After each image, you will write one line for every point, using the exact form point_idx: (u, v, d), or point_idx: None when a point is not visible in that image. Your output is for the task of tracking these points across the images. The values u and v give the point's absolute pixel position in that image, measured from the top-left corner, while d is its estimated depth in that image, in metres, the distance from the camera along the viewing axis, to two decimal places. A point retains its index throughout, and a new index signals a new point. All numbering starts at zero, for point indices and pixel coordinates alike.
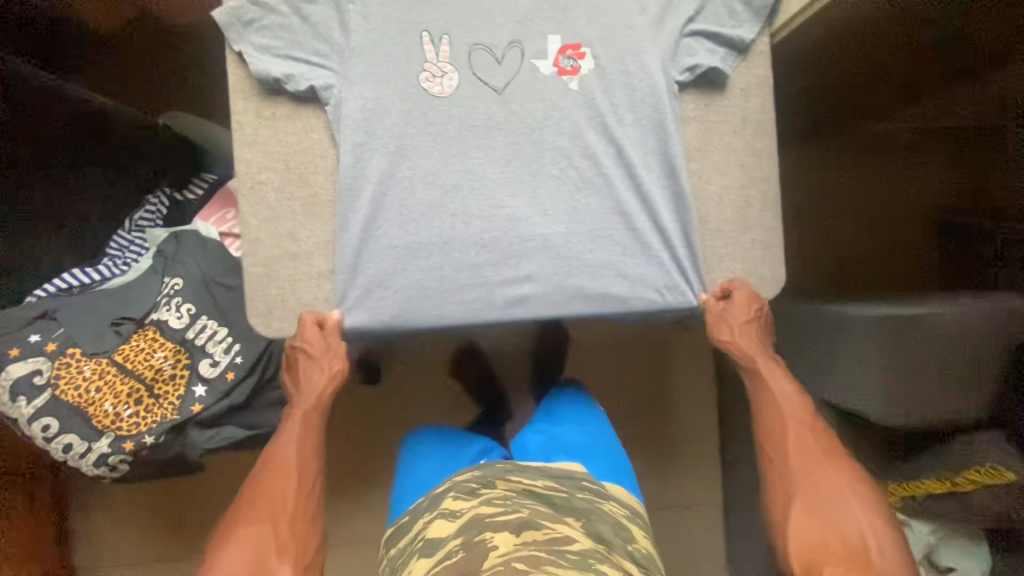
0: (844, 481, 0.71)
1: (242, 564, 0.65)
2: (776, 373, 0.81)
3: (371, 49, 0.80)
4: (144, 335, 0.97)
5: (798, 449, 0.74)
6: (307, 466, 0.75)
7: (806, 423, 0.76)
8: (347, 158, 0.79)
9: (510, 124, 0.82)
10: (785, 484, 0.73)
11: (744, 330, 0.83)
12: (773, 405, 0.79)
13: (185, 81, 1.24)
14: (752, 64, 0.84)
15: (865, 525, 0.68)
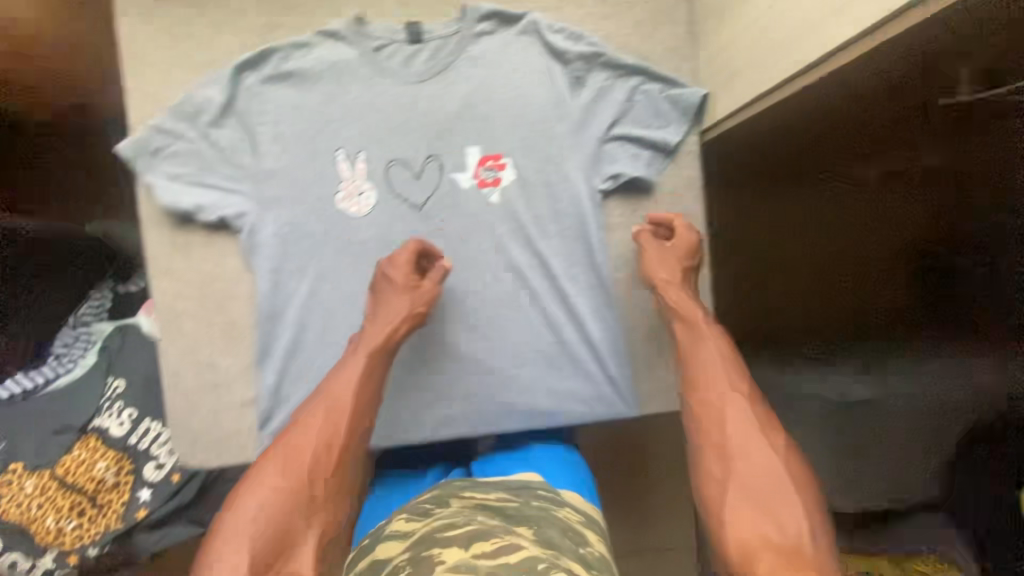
0: (777, 454, 0.61)
1: (264, 520, 0.56)
2: (709, 331, 0.73)
3: (284, 170, 0.78)
4: (85, 444, 0.97)
5: (732, 410, 0.66)
6: (358, 417, 0.67)
7: (747, 393, 0.68)
8: (263, 285, 0.78)
9: (431, 240, 0.80)
10: (721, 459, 0.63)
11: (682, 282, 0.77)
12: (710, 368, 0.70)
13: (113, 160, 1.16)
14: (680, 166, 0.82)
15: (802, 508, 0.57)
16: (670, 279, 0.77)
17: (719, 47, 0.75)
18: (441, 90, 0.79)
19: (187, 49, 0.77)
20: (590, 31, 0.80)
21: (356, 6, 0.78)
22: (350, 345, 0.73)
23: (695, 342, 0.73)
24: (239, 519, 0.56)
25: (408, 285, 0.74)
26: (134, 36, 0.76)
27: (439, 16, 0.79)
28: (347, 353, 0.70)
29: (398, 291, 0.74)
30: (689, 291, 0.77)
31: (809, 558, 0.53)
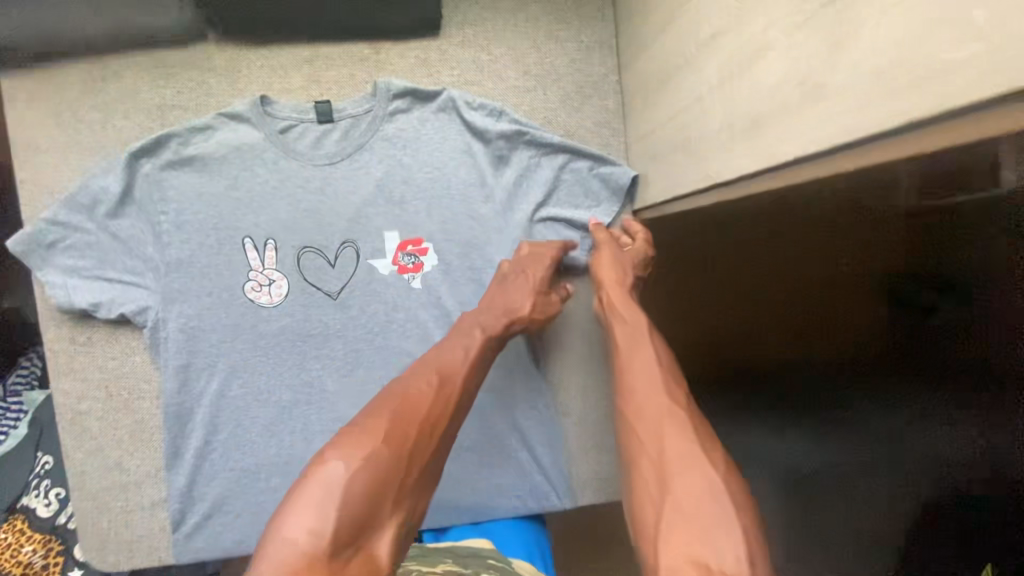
0: (719, 466, 0.51)
1: (356, 485, 0.50)
2: (649, 335, 0.65)
3: (188, 261, 0.73)
4: (12, 527, 0.94)
5: (671, 422, 0.55)
6: (460, 403, 0.62)
7: (691, 405, 0.58)
8: (170, 383, 0.74)
9: (349, 330, 0.75)
10: (656, 477, 0.52)
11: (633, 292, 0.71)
12: (652, 380, 0.60)
13: None
14: None
15: (746, 528, 0.45)
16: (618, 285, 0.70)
17: (645, 128, 0.70)
18: (352, 173, 0.74)
19: (80, 136, 0.72)
20: (513, 105, 0.75)
21: (261, 85, 0.73)
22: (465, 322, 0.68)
23: (633, 348, 0.64)
24: (319, 491, 0.49)
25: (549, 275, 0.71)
26: (22, 124, 0.72)
27: (351, 93, 0.74)
28: (463, 336, 0.66)
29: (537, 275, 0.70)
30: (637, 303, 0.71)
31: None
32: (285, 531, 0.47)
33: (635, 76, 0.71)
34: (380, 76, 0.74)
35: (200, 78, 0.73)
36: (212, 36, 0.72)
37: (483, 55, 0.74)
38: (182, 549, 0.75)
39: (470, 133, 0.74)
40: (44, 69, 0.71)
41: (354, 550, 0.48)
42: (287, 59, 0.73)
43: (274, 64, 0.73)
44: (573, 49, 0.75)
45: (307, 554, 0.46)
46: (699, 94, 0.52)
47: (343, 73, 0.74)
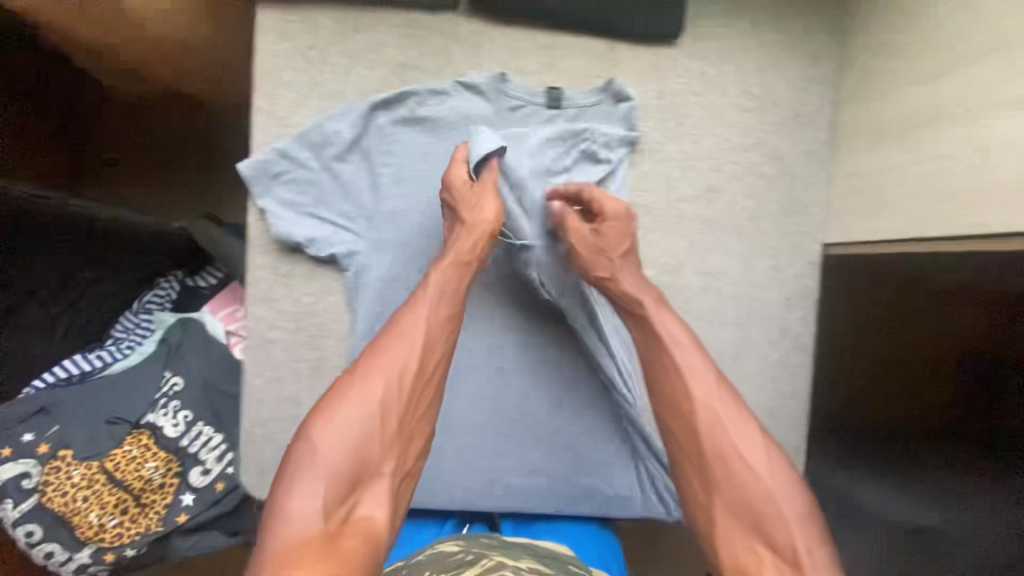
0: (766, 471, 0.63)
1: (340, 452, 0.61)
2: (660, 320, 0.70)
3: (402, 216, 0.76)
4: (137, 440, 0.95)
5: (703, 416, 0.65)
6: (435, 344, 0.68)
7: (705, 394, 0.66)
8: (362, 328, 0.76)
9: (534, 307, 0.79)
10: (702, 477, 0.65)
11: (634, 271, 0.74)
12: (671, 378, 0.68)
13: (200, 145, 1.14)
14: (797, 273, 0.80)
15: (788, 517, 0.60)
16: (614, 262, 0.73)
17: (864, 170, 0.73)
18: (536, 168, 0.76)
19: (323, 79, 0.75)
20: (729, 124, 0.78)
21: (499, 62, 0.76)
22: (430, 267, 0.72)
23: (654, 338, 0.70)
24: (309, 465, 0.60)
25: (478, 209, 0.72)
26: (270, 57, 0.74)
27: (581, 85, 0.77)
28: (418, 289, 0.69)
29: (469, 218, 0.71)
30: (635, 270, 0.74)
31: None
32: (287, 507, 0.58)
33: (862, 119, 0.74)
34: (610, 74, 0.77)
35: (444, 46, 0.75)
36: (462, 8, 0.75)
37: (710, 71, 0.77)
38: None
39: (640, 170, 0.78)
40: (302, 10, 0.74)
41: (349, 507, 0.60)
42: (528, 41, 0.76)
43: (514, 44, 0.76)
44: (795, 81, 0.78)
45: (309, 523, 0.58)
46: (990, 152, 0.55)
47: (577, 64, 0.77)
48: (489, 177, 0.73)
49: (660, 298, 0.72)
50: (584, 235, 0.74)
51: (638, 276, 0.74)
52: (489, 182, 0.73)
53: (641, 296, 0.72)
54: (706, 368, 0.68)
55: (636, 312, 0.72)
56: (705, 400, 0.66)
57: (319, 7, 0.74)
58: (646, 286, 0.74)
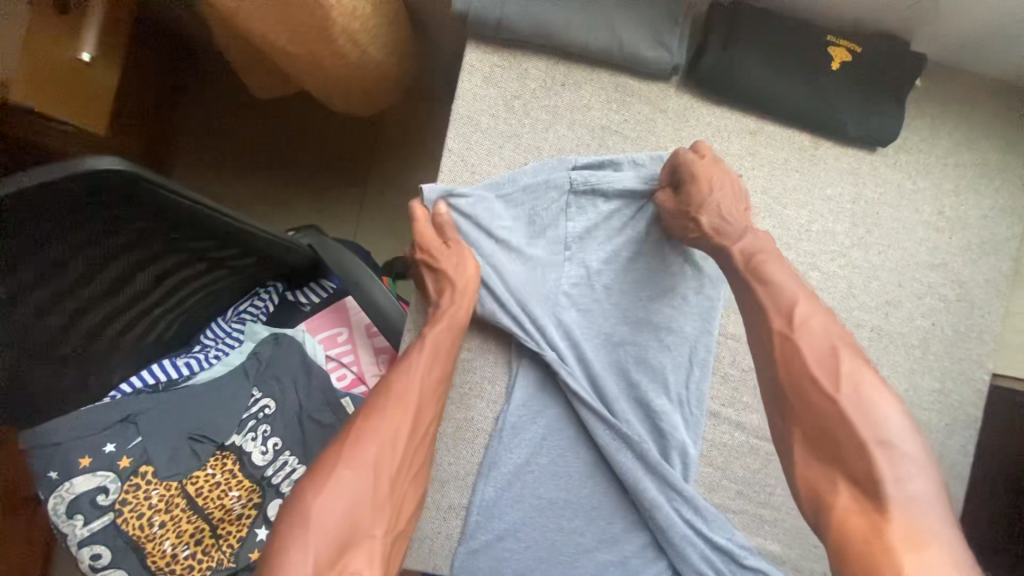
0: (844, 396, 0.52)
1: (333, 518, 0.54)
2: (757, 264, 0.62)
3: (577, 280, 0.73)
4: (222, 464, 0.88)
5: (793, 349, 0.56)
6: (428, 403, 0.64)
7: (785, 317, 0.57)
8: (521, 394, 0.72)
9: (699, 395, 0.74)
10: (779, 403, 0.56)
11: (730, 217, 0.66)
12: (757, 301, 0.60)
13: (313, 147, 1.08)
14: (962, 401, 0.77)
15: (870, 442, 0.50)
16: (703, 223, 0.66)
17: None
18: (549, 246, 0.72)
19: (521, 130, 0.72)
20: (916, 238, 0.76)
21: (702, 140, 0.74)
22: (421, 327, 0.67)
23: (758, 275, 0.61)
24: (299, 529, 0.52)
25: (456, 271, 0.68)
26: (472, 99, 0.71)
27: (779, 176, 0.75)
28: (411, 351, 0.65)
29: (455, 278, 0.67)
30: (730, 212, 0.66)
31: (890, 513, 0.47)
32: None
33: None
34: (811, 170, 0.75)
35: (650, 115, 0.73)
36: (674, 81, 0.74)
37: (908, 183, 0.76)
38: (467, 562, 0.71)
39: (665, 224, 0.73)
40: (516, 56, 0.72)
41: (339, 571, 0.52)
42: (734, 124, 0.74)
43: (720, 125, 0.74)
44: (987, 207, 0.77)
45: None
46: None
47: (779, 156, 0.75)
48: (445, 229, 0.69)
49: (758, 234, 0.65)
50: (673, 202, 0.68)
51: (735, 215, 0.67)
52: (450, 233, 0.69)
53: (732, 244, 0.64)
54: (787, 292, 0.58)
55: (721, 250, 0.65)
56: (784, 328, 0.57)
57: (533, 57, 0.72)
58: (744, 228, 0.65)
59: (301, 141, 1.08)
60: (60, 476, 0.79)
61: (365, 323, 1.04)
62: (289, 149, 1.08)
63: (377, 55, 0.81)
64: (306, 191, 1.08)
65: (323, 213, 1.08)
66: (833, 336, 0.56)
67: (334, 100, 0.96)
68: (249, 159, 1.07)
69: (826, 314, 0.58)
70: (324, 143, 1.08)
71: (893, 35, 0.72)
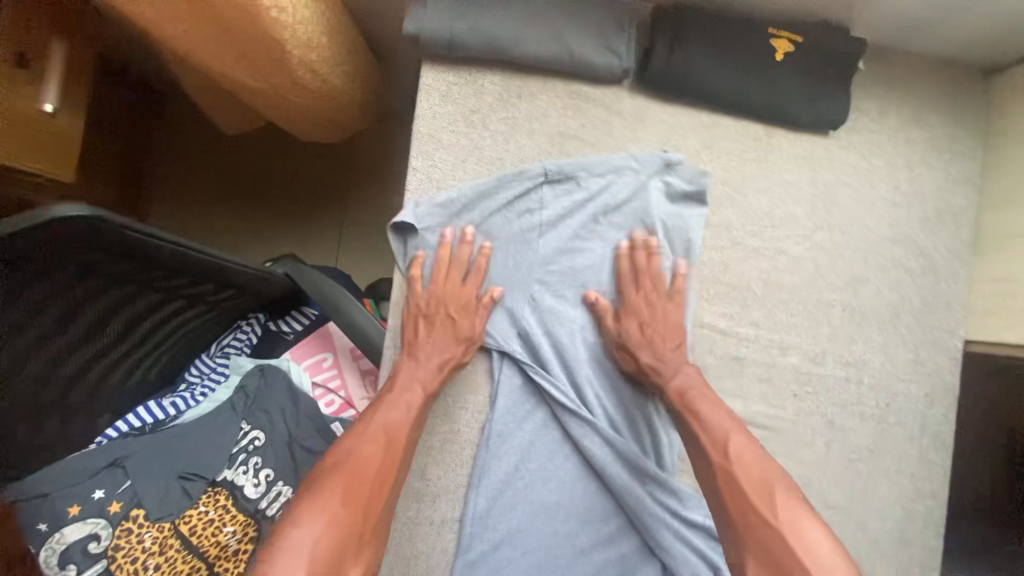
0: (781, 521, 0.54)
1: (321, 547, 0.52)
2: (692, 401, 0.66)
3: (551, 281, 0.73)
4: (215, 501, 0.87)
5: (731, 478, 0.59)
6: (407, 447, 0.65)
7: (722, 454, 0.61)
8: (504, 402, 0.72)
9: None
10: (727, 530, 0.57)
11: (665, 354, 0.70)
12: (695, 435, 0.63)
13: (285, 177, 1.10)
14: (939, 369, 0.79)
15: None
16: (638, 360, 0.71)
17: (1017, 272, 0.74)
18: (520, 250, 0.73)
19: (483, 143, 0.73)
20: (875, 215, 0.79)
21: (659, 138, 0.76)
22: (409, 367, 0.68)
23: (693, 412, 0.65)
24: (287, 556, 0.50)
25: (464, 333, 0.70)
26: (432, 116, 0.73)
27: (737, 166, 0.77)
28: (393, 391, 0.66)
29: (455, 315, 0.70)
30: (665, 350, 0.70)
31: None
32: None
33: (1010, 225, 0.76)
34: (767, 158, 0.77)
35: (606, 118, 0.75)
36: (626, 85, 0.76)
37: (862, 163, 0.79)
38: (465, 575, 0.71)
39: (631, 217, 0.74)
40: (471, 72, 0.73)
41: None
42: (688, 121, 0.76)
43: (674, 122, 0.76)
44: (940, 178, 0.80)
45: None
46: None
47: (735, 147, 0.77)
48: (461, 258, 0.71)
49: (702, 378, 0.69)
50: (614, 332, 0.72)
51: (670, 349, 0.71)
52: (455, 261, 0.71)
53: (670, 381, 0.69)
54: (722, 429, 0.62)
55: (659, 388, 0.69)
56: (722, 462, 0.60)
57: (488, 72, 0.74)
58: (678, 365, 0.70)
59: (272, 172, 1.09)
60: (50, 527, 0.76)
61: (349, 346, 1.04)
62: (260, 181, 1.09)
63: (337, 82, 0.83)
64: (282, 221, 1.09)
65: (299, 241, 1.09)
66: (768, 470, 0.59)
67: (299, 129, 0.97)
68: (221, 194, 1.09)
69: (761, 449, 0.61)
70: (295, 172, 1.10)
71: (832, 23, 0.75)
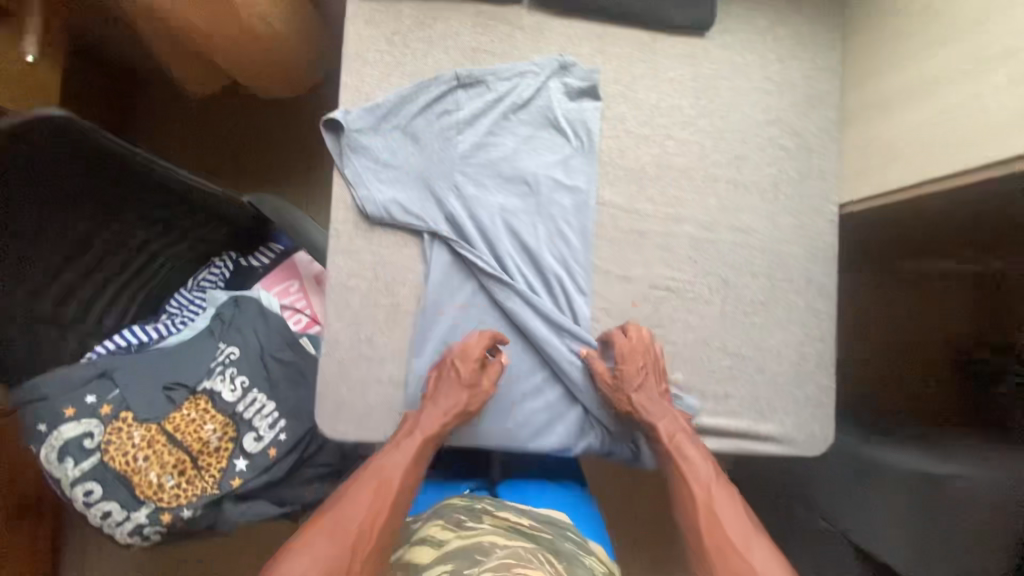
0: (751, 560, 0.68)
1: None
2: (682, 447, 0.79)
3: (471, 172, 0.84)
4: (195, 405, 0.97)
5: (716, 518, 0.73)
6: (401, 491, 0.74)
7: (705, 494, 0.75)
8: (435, 276, 0.83)
9: (588, 254, 0.86)
10: (703, 564, 0.70)
11: (654, 398, 0.81)
12: (682, 477, 0.77)
13: (249, 132, 1.23)
14: (818, 230, 0.90)
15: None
16: (632, 399, 0.80)
17: (873, 134, 0.86)
18: (442, 147, 0.84)
19: (403, 59, 0.85)
20: (751, 101, 0.91)
21: (556, 47, 0.88)
22: (410, 423, 0.78)
23: (682, 459, 0.78)
24: None
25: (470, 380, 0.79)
26: (359, 39, 0.85)
27: (626, 67, 0.89)
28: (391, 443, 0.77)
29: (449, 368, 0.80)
30: (653, 394, 0.82)
31: None
32: None
33: (865, 97, 0.88)
34: (653, 59, 0.90)
35: (509, 33, 0.88)
36: (525, 5, 0.88)
37: (736, 58, 0.91)
38: None
39: (536, 112, 0.87)
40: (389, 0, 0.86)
41: None
42: (581, 31, 0.89)
43: (569, 34, 0.89)
44: (807, 68, 0.92)
45: None
46: (985, 95, 0.69)
47: (624, 51, 0.89)
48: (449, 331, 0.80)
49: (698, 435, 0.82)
50: (609, 379, 0.81)
51: (658, 395, 0.82)
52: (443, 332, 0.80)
53: (658, 423, 0.80)
54: (705, 472, 0.77)
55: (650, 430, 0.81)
56: (706, 502, 0.74)
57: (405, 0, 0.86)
58: (670, 413, 0.81)
59: (239, 131, 1.23)
60: (49, 427, 0.89)
61: (315, 274, 1.14)
62: (230, 140, 1.23)
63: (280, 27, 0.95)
64: (252, 174, 1.23)
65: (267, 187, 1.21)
66: (745, 519, 0.73)
67: (255, 85, 1.10)
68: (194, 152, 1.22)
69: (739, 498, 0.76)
70: (259, 129, 1.23)
71: None
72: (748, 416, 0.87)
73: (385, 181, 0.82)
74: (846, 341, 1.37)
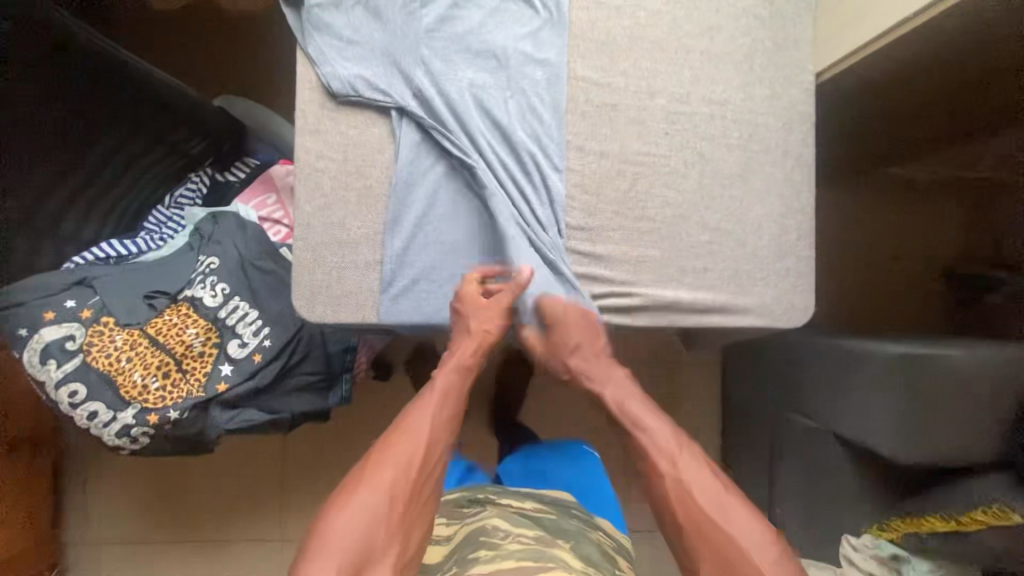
0: (727, 518, 0.66)
1: (353, 535, 0.63)
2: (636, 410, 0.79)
3: (437, 47, 0.83)
4: (178, 310, 0.95)
5: (682, 475, 0.71)
6: (436, 440, 0.73)
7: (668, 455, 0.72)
8: (405, 154, 0.82)
9: (559, 127, 0.84)
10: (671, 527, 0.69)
11: (592, 360, 0.84)
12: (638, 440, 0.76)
13: (219, 50, 1.21)
14: (794, 101, 0.88)
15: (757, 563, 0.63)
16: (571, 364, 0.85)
17: None
18: (407, 22, 0.82)
19: None
20: None
21: None
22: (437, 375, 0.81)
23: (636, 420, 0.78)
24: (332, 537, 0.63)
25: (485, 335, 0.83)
26: None
27: None
28: (416, 402, 0.77)
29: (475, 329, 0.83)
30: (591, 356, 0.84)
31: None
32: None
33: None
34: None
35: None
36: None
37: None
38: (391, 302, 0.82)
39: None
40: None
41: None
42: None
43: None
44: None
45: None
46: None
47: None
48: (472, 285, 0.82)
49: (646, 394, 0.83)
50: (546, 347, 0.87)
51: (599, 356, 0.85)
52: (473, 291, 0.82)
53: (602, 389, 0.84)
54: (662, 430, 0.76)
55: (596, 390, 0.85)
56: (669, 461, 0.72)
57: None
58: (612, 374, 0.85)
59: (209, 50, 1.21)
60: (30, 331, 0.89)
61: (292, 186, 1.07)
62: (201, 59, 1.21)
63: None
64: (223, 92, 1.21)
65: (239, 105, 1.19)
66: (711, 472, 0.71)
67: None
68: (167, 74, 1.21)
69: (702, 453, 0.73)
70: (230, 48, 1.21)
71: None
72: (728, 289, 0.86)
73: (351, 58, 0.81)
74: (835, 242, 1.31)
